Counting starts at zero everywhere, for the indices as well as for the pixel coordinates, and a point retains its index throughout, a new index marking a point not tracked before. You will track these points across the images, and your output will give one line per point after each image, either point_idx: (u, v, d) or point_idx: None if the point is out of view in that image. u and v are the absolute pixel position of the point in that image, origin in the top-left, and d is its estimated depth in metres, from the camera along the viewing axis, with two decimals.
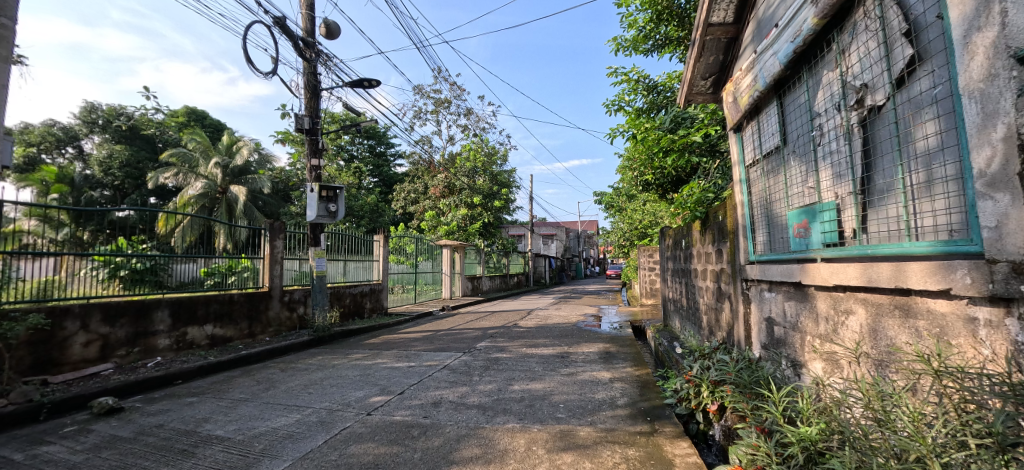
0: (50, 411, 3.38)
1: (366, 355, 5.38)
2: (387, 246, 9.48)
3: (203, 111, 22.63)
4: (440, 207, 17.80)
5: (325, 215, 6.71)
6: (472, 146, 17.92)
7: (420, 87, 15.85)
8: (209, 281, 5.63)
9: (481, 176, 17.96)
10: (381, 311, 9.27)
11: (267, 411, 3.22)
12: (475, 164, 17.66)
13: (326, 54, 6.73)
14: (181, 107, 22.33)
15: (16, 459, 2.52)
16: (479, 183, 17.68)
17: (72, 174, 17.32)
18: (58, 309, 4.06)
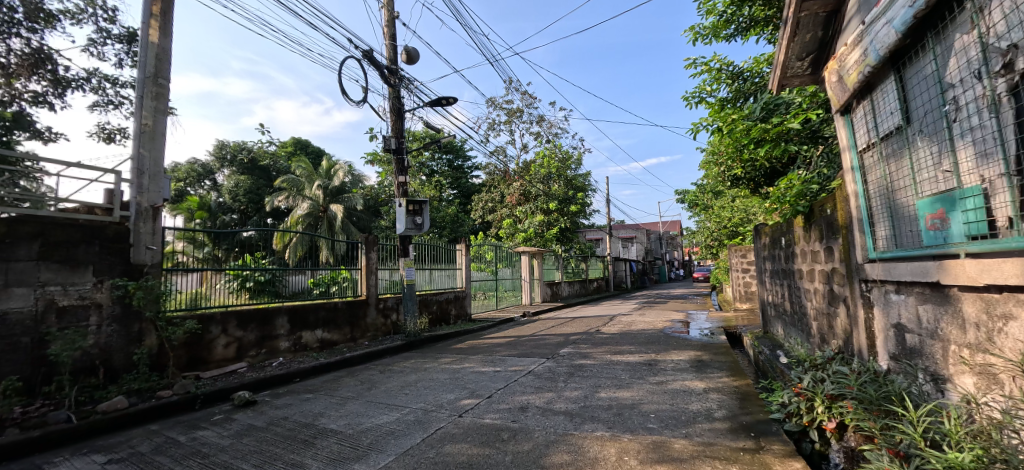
0: (203, 400, 4.09)
1: (454, 359, 5.67)
2: (468, 254, 9.92)
3: (306, 141, 25.77)
4: (516, 215, 18.15)
5: (412, 227, 7.23)
6: (546, 152, 18.05)
7: (493, 100, 16.38)
8: (317, 289, 6.37)
9: (555, 182, 17.99)
10: (465, 317, 9.70)
11: (371, 409, 3.55)
12: (548, 170, 17.76)
13: (408, 79, 7.31)
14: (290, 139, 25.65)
15: (183, 440, 3.09)
16: (554, 189, 17.70)
17: (212, 202, 20.76)
18: (206, 316, 4.90)
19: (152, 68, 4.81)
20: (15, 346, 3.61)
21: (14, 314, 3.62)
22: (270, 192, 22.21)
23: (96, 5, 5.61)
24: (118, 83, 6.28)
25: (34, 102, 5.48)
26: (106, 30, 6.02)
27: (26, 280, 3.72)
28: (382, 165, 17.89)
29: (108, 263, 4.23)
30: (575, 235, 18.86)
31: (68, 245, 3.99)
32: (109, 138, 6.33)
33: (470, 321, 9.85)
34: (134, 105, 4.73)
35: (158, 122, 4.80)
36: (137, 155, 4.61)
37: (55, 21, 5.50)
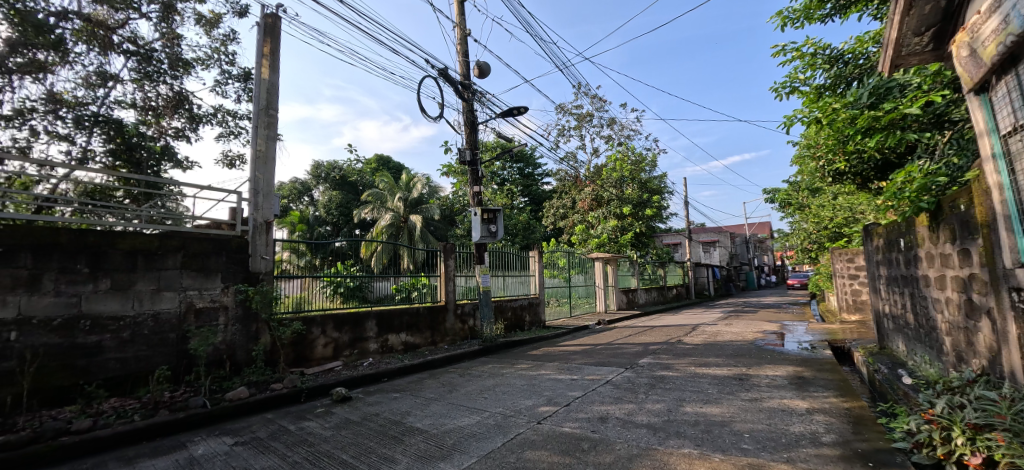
0: (308, 394, 4.52)
1: (530, 365, 5.69)
2: (541, 261, 9.94)
3: (388, 157, 27.89)
4: (587, 221, 17.86)
5: (487, 235, 7.43)
6: (618, 156, 17.66)
7: (563, 106, 16.38)
8: (399, 295, 6.71)
9: (629, 185, 17.45)
10: (539, 324, 9.72)
11: (454, 411, 3.69)
12: (621, 173, 17.29)
13: (480, 93, 7.59)
14: (374, 156, 27.92)
15: (292, 429, 3.45)
16: (627, 193, 17.15)
17: (310, 216, 23.16)
18: (308, 318, 5.45)
19: (264, 101, 5.51)
20: (165, 341, 4.31)
21: (165, 314, 4.34)
22: (358, 206, 24.26)
23: (220, 52, 6.59)
24: (237, 116, 7.30)
25: (176, 136, 6.56)
26: (228, 72, 7.04)
27: (173, 286, 4.42)
28: (457, 176, 18.68)
29: (232, 270, 4.89)
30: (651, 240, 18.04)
31: (203, 255, 4.67)
32: (231, 164, 7.37)
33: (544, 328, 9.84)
34: (251, 134, 5.44)
35: (270, 147, 5.48)
36: (253, 178, 5.30)
37: (191, 68, 6.56)
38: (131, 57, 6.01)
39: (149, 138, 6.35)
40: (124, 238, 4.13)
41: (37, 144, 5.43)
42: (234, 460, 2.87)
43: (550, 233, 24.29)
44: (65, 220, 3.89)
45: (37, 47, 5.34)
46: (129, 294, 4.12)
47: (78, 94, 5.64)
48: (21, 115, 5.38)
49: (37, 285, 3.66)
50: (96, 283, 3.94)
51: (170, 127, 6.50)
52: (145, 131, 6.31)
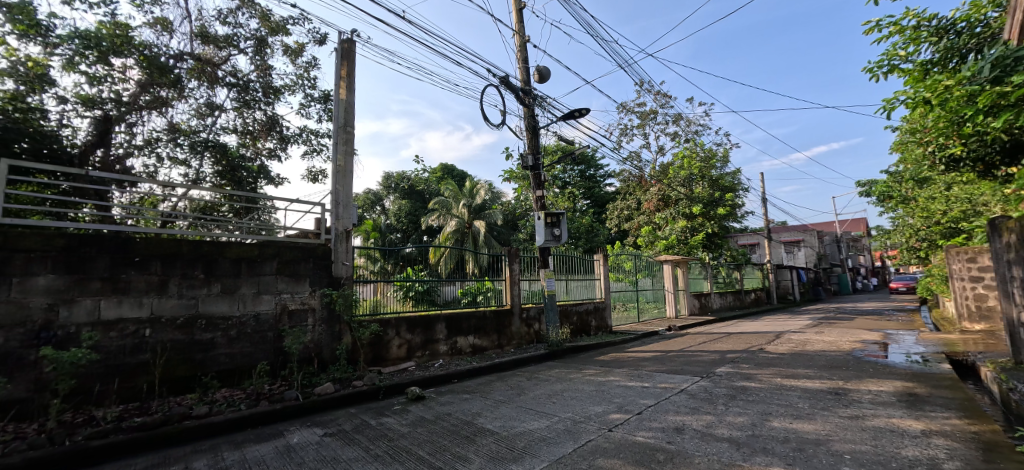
0: (385, 392, 4.78)
1: (598, 371, 5.56)
2: (606, 264, 9.71)
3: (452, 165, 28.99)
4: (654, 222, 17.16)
5: (551, 239, 7.40)
6: (685, 153, 16.91)
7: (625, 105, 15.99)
8: (465, 298, 6.89)
9: (698, 183, 16.55)
10: (606, 329, 9.48)
11: (523, 414, 3.70)
12: (689, 171, 16.47)
13: (541, 97, 7.63)
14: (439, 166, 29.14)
15: (372, 424, 3.66)
16: (696, 192, 16.24)
17: (383, 224, 24.64)
18: (384, 320, 5.78)
19: (342, 120, 5.96)
20: (264, 339, 4.81)
21: (264, 315, 4.83)
22: (425, 213, 25.41)
23: (304, 77, 7.26)
24: (319, 134, 7.98)
25: (270, 156, 7.32)
26: (311, 95, 7.74)
27: (270, 290, 4.92)
28: (518, 181, 18.92)
29: (318, 275, 5.33)
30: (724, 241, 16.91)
31: (294, 262, 5.15)
32: (315, 179, 8.06)
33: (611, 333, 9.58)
34: (332, 150, 5.91)
35: (348, 161, 5.92)
36: (334, 190, 5.75)
37: (279, 94, 7.30)
38: (232, 88, 6.83)
39: (247, 158, 7.15)
40: (230, 247, 4.66)
41: (161, 168, 6.33)
42: (324, 450, 3.11)
43: (614, 236, 23.68)
44: (183, 232, 4.47)
45: (160, 86, 6.26)
46: (235, 297, 4.65)
47: (191, 123, 6.50)
48: (149, 144, 6.31)
49: (165, 289, 4.25)
50: (210, 287, 4.49)
51: (264, 147, 7.26)
52: (245, 153, 7.12)
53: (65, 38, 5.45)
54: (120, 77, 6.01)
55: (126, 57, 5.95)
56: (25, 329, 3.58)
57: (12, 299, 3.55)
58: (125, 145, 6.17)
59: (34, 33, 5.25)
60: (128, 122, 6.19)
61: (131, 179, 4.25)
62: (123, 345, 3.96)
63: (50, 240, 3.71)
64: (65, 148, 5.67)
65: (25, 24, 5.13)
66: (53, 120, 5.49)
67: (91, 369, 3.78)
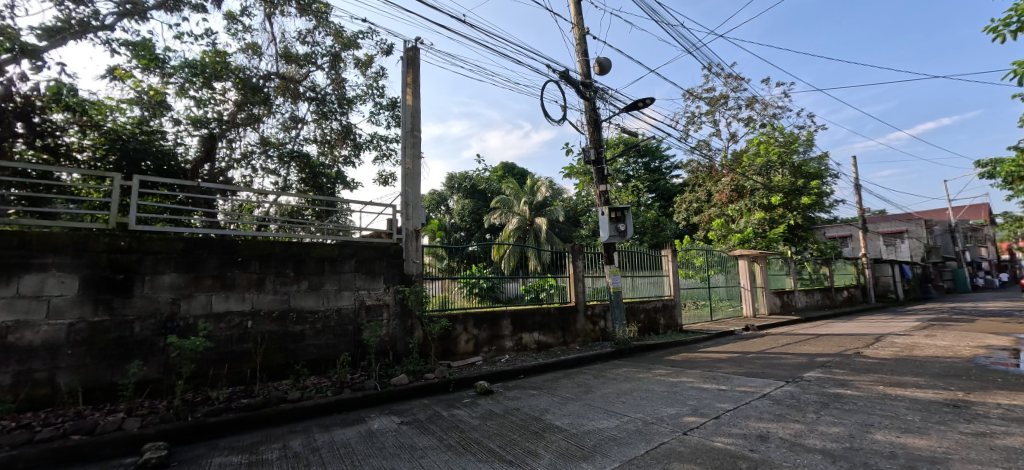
0: (455, 384, 4.96)
1: (669, 371, 5.33)
2: (675, 260, 9.27)
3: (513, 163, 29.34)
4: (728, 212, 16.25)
5: (616, 235, 7.21)
6: (762, 139, 15.73)
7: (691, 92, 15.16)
8: (528, 295, 6.91)
9: (778, 171, 15.23)
10: (676, 328, 9.06)
11: (592, 412, 3.65)
12: (766, 158, 15.22)
13: (602, 90, 7.45)
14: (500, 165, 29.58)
15: (443, 416, 3.81)
16: (775, 180, 14.94)
17: (447, 223, 25.51)
18: (452, 315, 5.99)
19: (409, 124, 6.26)
20: (345, 331, 5.19)
21: (345, 310, 5.22)
22: (487, 212, 25.92)
23: (374, 87, 7.72)
24: (388, 140, 8.45)
25: (346, 163, 7.88)
26: (380, 103, 8.20)
27: (349, 287, 5.30)
28: (579, 177, 18.66)
29: (392, 273, 5.64)
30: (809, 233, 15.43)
31: (370, 260, 5.49)
32: (385, 182, 8.55)
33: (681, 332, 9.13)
34: (402, 154, 6.23)
35: (415, 164, 6.20)
36: (404, 192, 6.06)
37: (352, 104, 7.82)
38: (312, 102, 7.45)
39: (327, 166, 7.74)
40: (315, 247, 5.08)
41: (256, 178, 7.07)
42: (402, 437, 3.30)
43: (681, 230, 22.51)
44: (275, 235, 4.94)
45: (253, 104, 6.97)
46: (320, 293, 5.07)
47: (279, 136, 7.17)
48: (246, 157, 7.08)
49: (262, 286, 4.74)
50: (298, 284, 4.94)
51: (340, 155, 7.80)
52: (324, 161, 7.72)
53: (177, 69, 6.27)
54: (220, 99, 6.79)
55: (224, 80, 6.71)
56: (155, 320, 4.19)
57: (145, 294, 4.17)
58: (227, 159, 6.97)
59: (154, 66, 6.09)
60: (228, 138, 6.97)
61: (232, 188, 4.77)
62: (230, 335, 4.49)
63: (171, 244, 4.29)
64: (180, 164, 6.54)
65: (147, 58, 5.96)
66: (170, 140, 6.36)
67: (207, 355, 4.34)
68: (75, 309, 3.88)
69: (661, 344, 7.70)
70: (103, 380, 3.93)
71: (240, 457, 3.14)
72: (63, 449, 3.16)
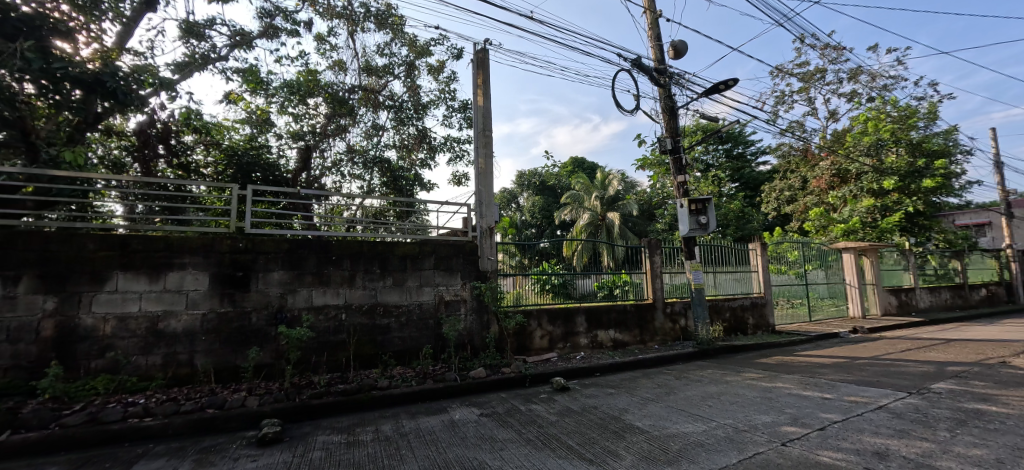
0: (531, 380, 5.03)
1: (761, 375, 4.92)
2: (765, 254, 8.51)
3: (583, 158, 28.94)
4: (829, 200, 14.69)
5: (696, 228, 6.78)
6: (870, 115, 13.80)
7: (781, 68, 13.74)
8: (601, 292, 6.74)
9: (892, 150, 13.25)
10: (767, 328, 8.33)
11: (675, 415, 3.48)
12: (875, 137, 13.35)
13: (678, 75, 7.05)
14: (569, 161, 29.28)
15: (520, 410, 3.87)
16: (887, 161, 13.14)
17: (518, 220, 25.84)
18: (527, 311, 6.06)
19: (481, 124, 6.41)
20: (427, 325, 5.49)
21: (425, 304, 5.51)
22: (558, 208, 25.76)
23: (446, 91, 8.03)
24: (461, 141, 8.74)
25: (422, 165, 8.31)
26: (452, 106, 8.50)
27: (429, 283, 5.58)
28: (652, 169, 17.86)
29: (468, 269, 5.85)
30: (933, 221, 13.29)
31: (448, 257, 5.73)
32: (459, 182, 8.87)
33: (774, 333, 8.36)
34: (474, 154, 6.41)
35: (487, 163, 6.35)
36: (477, 190, 6.23)
37: (426, 109, 8.22)
38: (391, 109, 7.96)
39: (405, 169, 8.20)
40: (398, 246, 5.43)
41: (345, 183, 7.72)
42: (482, 428, 3.41)
43: (770, 222, 20.57)
44: (363, 235, 5.35)
45: (340, 116, 7.60)
46: (403, 288, 5.41)
47: (363, 144, 7.76)
48: (336, 165, 7.76)
49: (353, 282, 5.16)
50: (384, 280, 5.32)
51: (417, 158, 8.20)
52: (404, 165, 8.19)
53: (277, 89, 7.04)
54: (313, 113, 7.50)
55: (316, 96, 7.40)
56: (268, 311, 4.76)
57: (260, 288, 4.76)
58: (321, 167, 7.70)
59: (259, 88, 6.89)
60: (321, 149, 7.64)
61: (325, 193, 5.24)
62: (328, 326, 4.97)
63: (278, 244, 4.84)
64: (284, 174, 7.35)
65: (253, 81, 6.75)
66: (275, 153, 7.18)
67: (310, 344, 4.85)
68: (207, 301, 4.55)
69: (750, 346, 7.12)
70: (229, 363, 4.57)
71: (340, 437, 3.46)
72: (202, 420, 3.74)
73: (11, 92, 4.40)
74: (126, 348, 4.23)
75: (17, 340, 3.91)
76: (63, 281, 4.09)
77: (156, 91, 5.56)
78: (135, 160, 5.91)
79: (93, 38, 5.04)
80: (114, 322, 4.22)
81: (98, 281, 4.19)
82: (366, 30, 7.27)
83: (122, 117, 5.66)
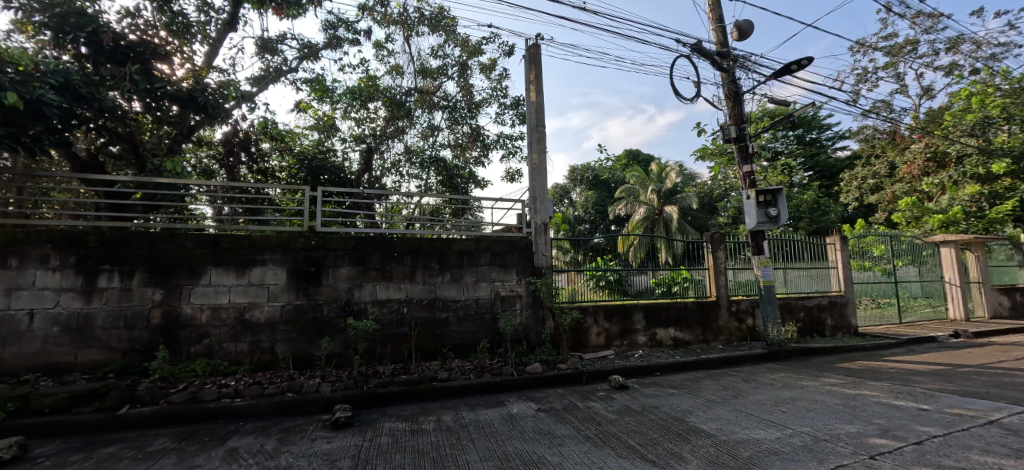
0: (588, 377, 4.99)
1: (843, 381, 4.53)
2: (844, 249, 7.78)
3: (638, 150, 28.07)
4: (923, 187, 13.13)
5: (766, 221, 6.34)
6: (974, 89, 12.10)
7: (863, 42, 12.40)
8: (659, 289, 6.52)
9: (1002, 129, 11.54)
10: (847, 330, 7.64)
11: (745, 420, 3.29)
12: (980, 114, 11.71)
13: (742, 57, 6.60)
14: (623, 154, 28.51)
15: (578, 407, 3.86)
16: (995, 141, 11.47)
17: (571, 216, 25.60)
18: (583, 307, 6.01)
19: (535, 120, 6.41)
20: (484, 320, 5.62)
21: (482, 299, 5.64)
22: (612, 202, 25.20)
23: (498, 89, 8.10)
24: (513, 137, 8.79)
25: (476, 163, 8.46)
26: (504, 103, 8.57)
27: (485, 278, 5.69)
28: (713, 159, 16.90)
29: (523, 265, 5.90)
30: None
31: (503, 253, 5.81)
32: (512, 178, 8.94)
33: (857, 335, 7.64)
34: (528, 150, 6.42)
35: (541, 158, 6.33)
36: (532, 186, 6.25)
37: (479, 108, 8.36)
38: (446, 109, 8.18)
39: (460, 167, 8.41)
40: (455, 242, 5.59)
41: (404, 183, 8.06)
42: (541, 423, 3.44)
43: (849, 213, 18.74)
44: (421, 232, 5.57)
45: (398, 118, 7.93)
46: (461, 283, 5.56)
47: (420, 144, 8.04)
48: (395, 165, 8.13)
49: (414, 277, 5.39)
50: (443, 275, 5.50)
51: (472, 156, 8.34)
52: (459, 163, 8.39)
53: (341, 96, 7.47)
54: (374, 117, 7.89)
55: (375, 100, 7.78)
56: (337, 304, 5.11)
57: (330, 283, 5.11)
58: (382, 168, 8.10)
59: (326, 96, 7.36)
60: (382, 151, 8.01)
61: (387, 193, 5.51)
62: (391, 319, 5.24)
63: (345, 242, 5.17)
64: (349, 175, 7.81)
65: (319, 89, 7.21)
66: (341, 156, 7.64)
67: (375, 335, 5.15)
68: (285, 294, 4.96)
69: (828, 348, 6.58)
70: (305, 351, 4.96)
71: (405, 424, 3.65)
72: (283, 403, 4.10)
73: (122, 111, 5.02)
74: (219, 335, 4.73)
75: (134, 326, 4.51)
76: (167, 275, 4.64)
77: (238, 103, 6.10)
78: (221, 167, 6.56)
79: (186, 59, 5.61)
80: (209, 312, 4.72)
81: (195, 275, 4.71)
82: (421, 34, 7.49)
83: (211, 128, 6.27)
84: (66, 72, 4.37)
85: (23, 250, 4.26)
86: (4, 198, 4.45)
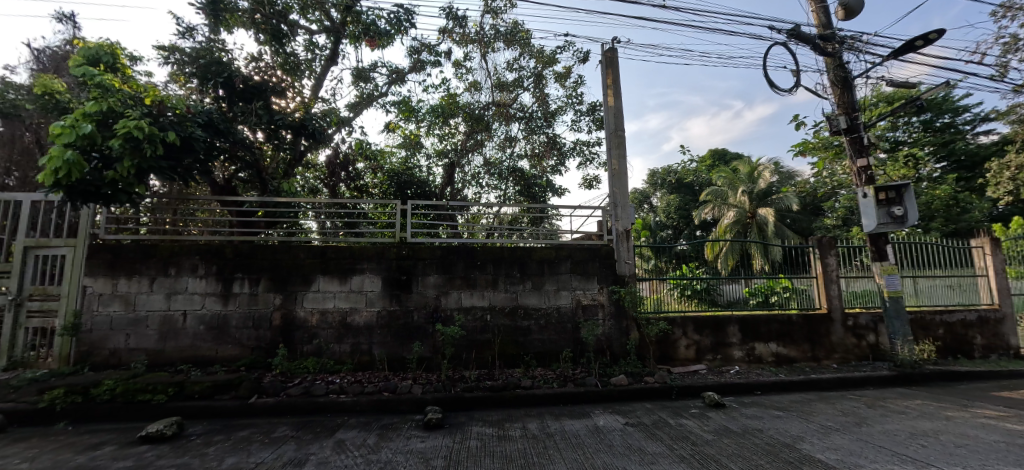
0: (677, 392, 4.75)
1: (1002, 413, 3.79)
2: (997, 253, 6.52)
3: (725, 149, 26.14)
4: None
5: (889, 221, 5.54)
6: None
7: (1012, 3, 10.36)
8: (754, 299, 5.99)
9: None
10: (1005, 351, 6.35)
11: (871, 452, 2.90)
12: None
13: (850, 39, 5.88)
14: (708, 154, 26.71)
15: (670, 424, 3.68)
16: None
17: (652, 221, 24.54)
18: (669, 318, 5.75)
19: (612, 125, 6.30)
20: (565, 329, 5.61)
21: (562, 308, 5.63)
22: (697, 206, 23.68)
23: (574, 96, 8.10)
24: (590, 143, 8.69)
25: (553, 171, 8.51)
26: (580, 110, 8.52)
27: (566, 286, 5.68)
28: (817, 154, 15.12)
29: (605, 273, 5.79)
30: None
31: (584, 262, 5.76)
32: (589, 185, 8.83)
33: (1018, 358, 6.33)
34: (607, 155, 6.32)
35: (620, 163, 6.19)
36: (612, 192, 6.12)
37: (555, 117, 8.42)
38: (522, 120, 8.36)
39: (538, 176, 8.50)
40: (535, 250, 5.67)
41: (484, 194, 8.37)
42: (630, 438, 3.34)
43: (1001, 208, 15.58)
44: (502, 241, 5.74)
45: (478, 132, 8.25)
46: (541, 291, 5.62)
47: (498, 156, 8.30)
48: (476, 177, 8.47)
49: (496, 285, 5.56)
50: (523, 283, 5.60)
51: (549, 165, 8.42)
52: (536, 172, 8.50)
53: (425, 115, 8.00)
54: (454, 132, 8.32)
55: (456, 116, 8.20)
56: (426, 310, 5.44)
57: (419, 291, 5.46)
58: (464, 180, 8.50)
59: (412, 116, 7.92)
60: (463, 164, 8.40)
61: (469, 204, 5.77)
62: (475, 325, 5.46)
63: (433, 251, 5.51)
64: (434, 189, 8.31)
65: (406, 110, 7.80)
66: (427, 171, 8.16)
67: (460, 341, 5.40)
68: (381, 300, 5.40)
69: (978, 372, 5.53)
70: (399, 354, 5.35)
71: (492, 429, 3.77)
72: (381, 401, 4.47)
73: (248, 141, 5.87)
74: (326, 337, 5.28)
75: (259, 327, 5.21)
76: (285, 282, 5.30)
77: (338, 128, 6.80)
78: (326, 186, 7.35)
79: (297, 93, 6.42)
80: (318, 316, 5.30)
81: (307, 282, 5.32)
82: (497, 50, 7.77)
83: (316, 153, 7.07)
84: (209, 112, 5.26)
85: (179, 261, 5.15)
86: (165, 218, 5.41)
